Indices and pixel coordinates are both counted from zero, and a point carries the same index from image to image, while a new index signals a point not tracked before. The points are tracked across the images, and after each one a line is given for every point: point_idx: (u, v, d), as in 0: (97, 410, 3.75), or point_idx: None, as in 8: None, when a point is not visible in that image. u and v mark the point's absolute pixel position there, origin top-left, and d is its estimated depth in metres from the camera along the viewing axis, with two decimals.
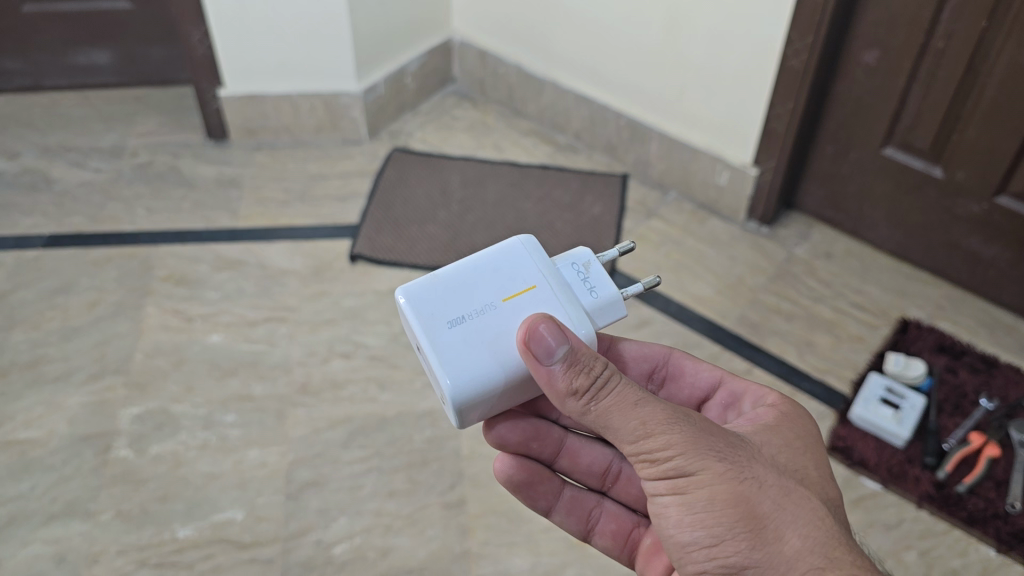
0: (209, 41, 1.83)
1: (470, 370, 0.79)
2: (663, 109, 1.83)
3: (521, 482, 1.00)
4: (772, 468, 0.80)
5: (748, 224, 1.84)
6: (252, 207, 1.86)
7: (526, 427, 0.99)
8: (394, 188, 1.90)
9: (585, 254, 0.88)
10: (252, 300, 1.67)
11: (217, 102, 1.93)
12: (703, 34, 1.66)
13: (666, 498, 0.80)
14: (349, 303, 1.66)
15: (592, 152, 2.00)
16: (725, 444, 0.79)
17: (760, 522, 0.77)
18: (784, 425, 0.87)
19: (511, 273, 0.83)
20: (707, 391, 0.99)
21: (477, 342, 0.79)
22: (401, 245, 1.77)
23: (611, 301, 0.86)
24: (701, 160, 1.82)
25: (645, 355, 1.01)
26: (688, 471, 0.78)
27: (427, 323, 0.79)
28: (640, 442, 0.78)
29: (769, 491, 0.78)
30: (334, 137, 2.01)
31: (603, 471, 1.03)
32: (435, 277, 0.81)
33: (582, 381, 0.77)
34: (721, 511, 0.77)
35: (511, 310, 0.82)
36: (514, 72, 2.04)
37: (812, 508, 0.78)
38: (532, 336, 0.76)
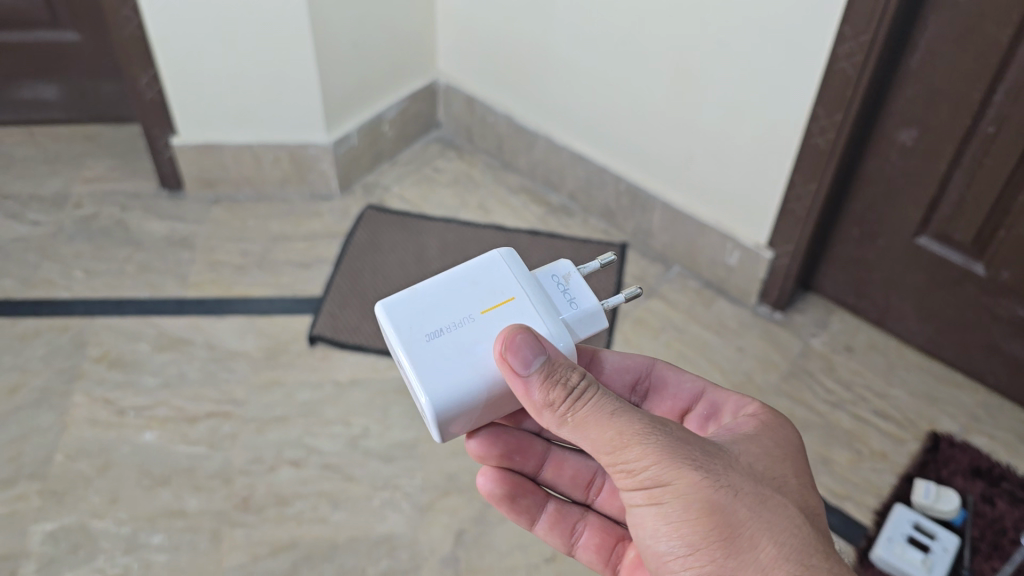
0: (160, 86, 1.63)
1: (449, 384, 0.76)
2: (668, 177, 1.63)
3: (502, 496, 0.94)
4: (752, 477, 0.75)
5: (759, 308, 1.64)
6: (203, 273, 1.66)
7: (506, 438, 0.94)
8: (363, 254, 1.69)
9: (565, 266, 0.85)
10: (194, 388, 1.47)
11: (169, 149, 1.73)
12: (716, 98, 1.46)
13: (644, 508, 0.75)
14: (303, 398, 1.46)
15: (587, 215, 1.80)
16: (703, 451, 0.75)
17: (738, 532, 0.72)
18: (768, 432, 0.82)
19: (491, 286, 0.81)
20: (689, 402, 0.94)
21: (456, 354, 0.76)
22: (368, 325, 1.57)
23: (592, 313, 0.83)
24: (709, 236, 1.62)
25: (627, 367, 0.95)
26: (663, 481, 0.73)
27: (405, 336, 0.77)
28: (615, 452, 0.74)
29: (749, 501, 0.73)
30: (300, 191, 1.81)
31: (587, 481, 0.98)
32: (414, 292, 0.79)
33: (558, 392, 0.73)
34: (697, 522, 0.72)
35: (490, 323, 0.79)
36: (504, 123, 1.83)
37: (791, 518, 0.73)
38: (507, 349, 0.73)
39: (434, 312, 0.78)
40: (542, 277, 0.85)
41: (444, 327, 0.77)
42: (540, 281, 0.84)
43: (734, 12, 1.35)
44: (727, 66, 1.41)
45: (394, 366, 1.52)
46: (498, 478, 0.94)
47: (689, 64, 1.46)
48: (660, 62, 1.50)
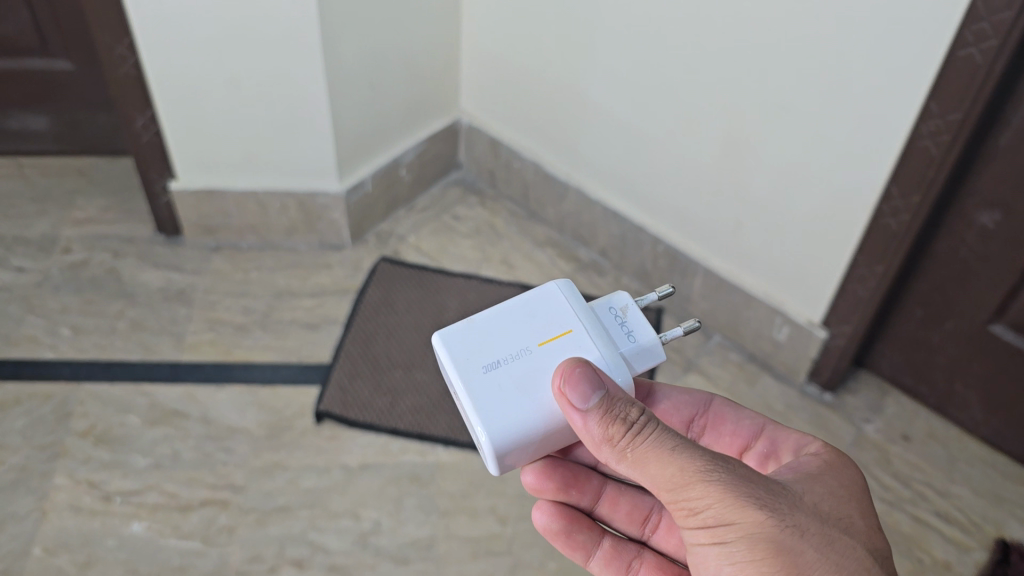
0: (157, 129, 1.48)
1: (506, 417, 0.77)
2: (712, 242, 1.48)
3: (558, 532, 0.95)
4: (815, 517, 0.74)
5: (807, 387, 1.50)
6: (202, 333, 1.52)
7: (564, 472, 0.95)
8: (376, 315, 1.55)
9: (622, 299, 0.86)
10: (188, 471, 1.34)
11: (167, 193, 1.58)
12: (771, 165, 1.31)
13: (706, 548, 0.74)
14: (307, 485, 1.33)
15: (619, 273, 1.66)
16: (766, 490, 0.74)
17: (801, 571, 0.70)
18: (831, 471, 0.80)
19: (547, 318, 0.82)
20: (748, 439, 0.93)
21: (513, 387, 0.77)
22: (380, 399, 1.43)
23: (648, 346, 0.84)
24: (756, 309, 1.47)
25: (685, 404, 0.97)
26: (726, 519, 0.72)
27: (462, 368, 0.77)
28: (676, 490, 0.73)
29: (811, 540, 0.72)
30: (308, 239, 1.67)
31: (643, 517, 0.98)
32: (472, 323, 0.80)
33: (618, 427, 0.73)
34: (759, 560, 0.71)
35: (546, 356, 0.80)
36: (531, 170, 1.69)
37: (854, 559, 0.72)
38: (567, 382, 0.74)
39: (492, 344, 0.79)
40: (599, 308, 0.85)
41: (501, 359, 0.78)
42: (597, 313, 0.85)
43: (800, 75, 1.19)
44: (787, 133, 1.26)
45: (408, 449, 1.38)
46: (555, 513, 0.96)
47: (743, 126, 1.31)
48: (709, 121, 1.34)
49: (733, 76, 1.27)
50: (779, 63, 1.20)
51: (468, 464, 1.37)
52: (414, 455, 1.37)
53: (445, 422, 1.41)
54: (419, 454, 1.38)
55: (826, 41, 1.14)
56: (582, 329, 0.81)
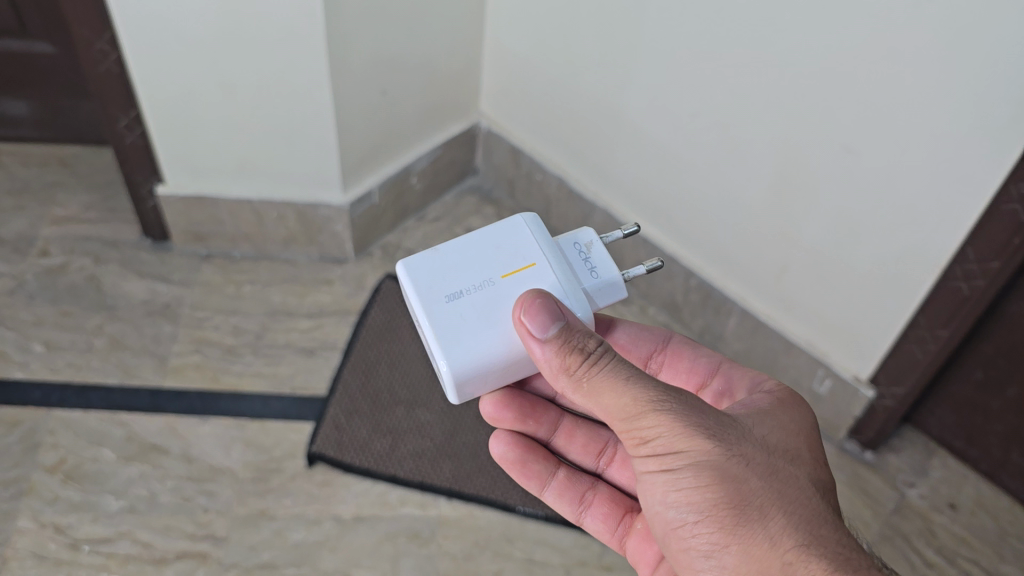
0: (144, 131, 1.34)
1: (467, 345, 0.77)
2: (752, 281, 1.33)
3: (515, 462, 1.02)
4: (762, 449, 0.75)
5: (845, 443, 1.37)
6: (187, 355, 1.39)
7: (521, 405, 1.01)
8: (379, 342, 1.42)
9: (587, 236, 0.86)
10: (165, 517, 1.22)
11: (154, 197, 1.45)
12: (830, 208, 1.15)
13: (655, 474, 0.75)
14: (295, 539, 1.21)
15: (645, 302, 1.53)
16: (716, 421, 0.74)
17: (746, 500, 0.72)
18: (783, 408, 0.80)
19: (511, 251, 0.82)
20: (702, 375, 0.95)
21: (476, 316, 0.78)
22: (378, 441, 1.30)
23: (610, 282, 0.84)
24: (796, 357, 1.33)
25: (644, 339, 0.99)
26: (676, 448, 0.73)
27: (426, 296, 0.78)
28: (629, 419, 0.73)
29: (757, 470, 0.73)
30: (307, 251, 1.53)
31: (596, 450, 1.06)
32: (437, 251, 0.80)
33: (575, 357, 0.73)
34: (706, 489, 0.72)
35: (509, 288, 0.80)
36: (554, 185, 1.54)
37: (797, 489, 0.74)
38: (526, 312, 0.74)
39: (456, 274, 0.79)
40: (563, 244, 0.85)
41: (464, 289, 0.79)
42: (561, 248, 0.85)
43: (877, 116, 1.03)
44: (854, 176, 1.10)
45: (407, 500, 1.26)
46: (513, 443, 1.02)
47: (802, 163, 1.15)
48: (763, 154, 1.19)
49: (798, 108, 1.10)
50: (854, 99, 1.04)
51: (472, 519, 1.25)
52: (414, 507, 1.25)
53: (449, 470, 1.28)
54: (419, 507, 1.26)
55: (915, 82, 0.97)
56: (545, 263, 0.81)
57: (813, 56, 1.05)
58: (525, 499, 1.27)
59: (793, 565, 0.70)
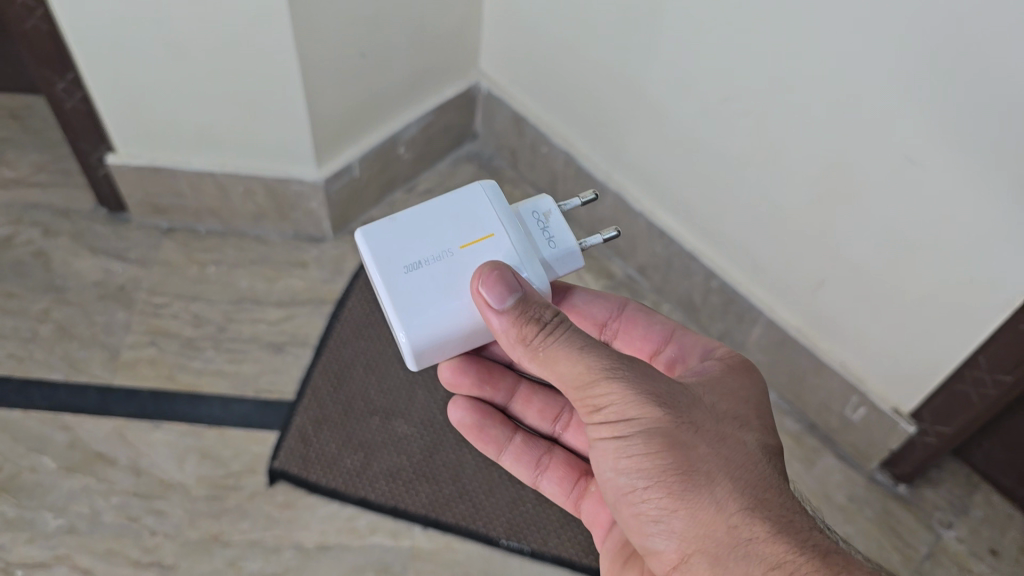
0: (84, 96, 1.16)
1: (429, 319, 0.70)
2: (782, 289, 1.15)
3: (473, 427, 0.94)
4: (710, 417, 0.69)
5: (877, 474, 1.21)
6: (141, 347, 1.25)
7: (478, 370, 0.93)
8: (355, 339, 1.26)
9: (545, 204, 0.77)
10: (107, 540, 1.10)
11: (104, 167, 1.28)
12: (883, 221, 0.95)
13: (605, 443, 0.68)
14: (250, 570, 1.09)
15: (658, 297, 1.36)
16: (667, 386, 0.68)
17: (694, 467, 0.65)
18: (734, 376, 0.75)
19: (471, 220, 0.73)
20: (657, 344, 0.87)
21: (436, 288, 0.70)
22: (349, 457, 1.17)
23: (569, 253, 0.76)
24: (828, 380, 1.16)
25: (597, 306, 0.89)
26: (626, 414, 0.66)
27: (384, 267, 0.70)
28: (582, 386, 0.67)
29: (707, 437, 0.67)
30: (280, 228, 1.36)
31: (553, 415, 0.96)
32: (394, 219, 0.72)
33: (530, 326, 0.67)
34: (655, 457, 0.65)
35: (469, 260, 0.72)
36: (562, 160, 1.35)
37: (746, 457, 0.67)
38: (481, 279, 0.67)
39: (416, 244, 0.71)
40: (522, 213, 0.76)
41: (424, 260, 0.71)
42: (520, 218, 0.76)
43: (963, 130, 0.81)
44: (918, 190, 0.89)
45: (378, 527, 1.13)
46: (471, 407, 0.94)
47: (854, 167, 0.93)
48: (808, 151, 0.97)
49: (856, 103, 0.88)
50: (931, 101, 0.82)
51: (450, 552, 1.12)
52: (385, 536, 1.12)
53: (426, 494, 1.15)
54: (390, 536, 1.13)
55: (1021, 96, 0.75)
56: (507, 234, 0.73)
57: (885, 43, 0.82)
58: (510, 531, 1.13)
59: (737, 529, 0.64)
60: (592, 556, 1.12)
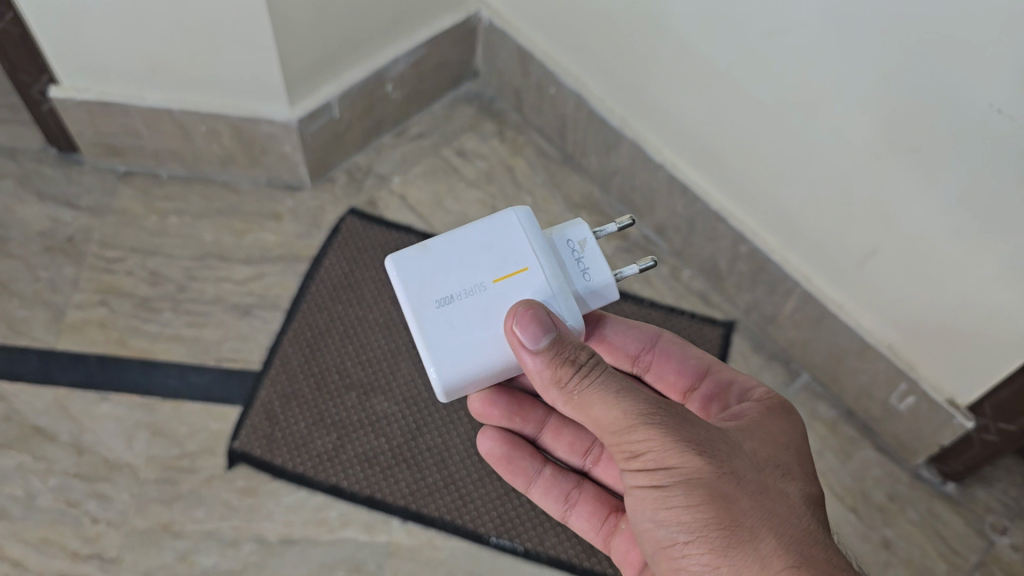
0: (15, 17, 0.98)
1: (461, 356, 0.65)
2: (822, 259, 0.99)
3: (502, 459, 0.85)
4: (754, 465, 0.62)
5: (921, 470, 1.06)
6: (89, 307, 1.10)
7: (509, 400, 0.84)
8: (332, 301, 1.11)
9: (580, 231, 0.69)
10: (42, 528, 0.97)
11: (48, 100, 1.11)
12: (940, 219, 0.82)
13: (642, 492, 0.62)
14: (204, 566, 0.96)
15: (678, 261, 1.20)
16: (707, 433, 0.62)
17: (737, 521, 0.59)
18: (777, 418, 0.68)
19: (503, 250, 0.66)
20: (692, 381, 0.80)
21: (468, 327, 0.65)
22: (320, 438, 1.03)
23: (605, 288, 0.68)
24: (873, 364, 1.00)
25: (632, 337, 0.83)
26: (664, 464, 0.60)
27: (415, 304, 0.65)
28: (618, 432, 0.61)
29: (751, 488, 0.61)
30: (251, 174, 1.20)
31: (585, 449, 0.85)
32: (426, 247, 0.66)
33: (564, 368, 0.62)
34: (694, 510, 0.60)
35: (502, 297, 0.65)
36: (572, 103, 1.18)
37: (792, 510, 0.61)
38: (515, 318, 0.62)
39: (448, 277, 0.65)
40: (555, 241, 0.68)
41: (456, 295, 0.65)
42: (554, 246, 0.68)
43: None
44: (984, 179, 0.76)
45: (350, 520, 1.00)
46: (502, 437, 0.85)
47: (908, 146, 0.80)
48: (856, 110, 0.82)
49: (924, 56, 0.73)
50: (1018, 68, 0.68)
51: (432, 550, 0.98)
52: (359, 530, 0.99)
53: (406, 482, 1.01)
54: (365, 530, 0.99)
55: None
56: (542, 268, 0.66)
57: None
58: (501, 528, 1.00)
59: None
60: (593, 558, 0.98)
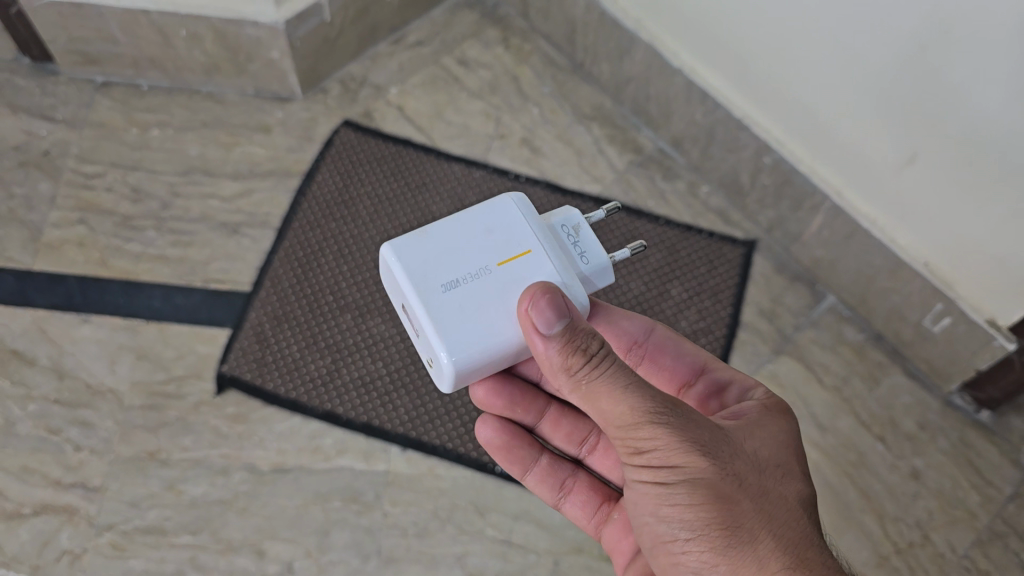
0: None
1: (475, 340, 0.57)
2: (852, 170, 0.90)
3: (500, 448, 0.76)
4: (755, 466, 0.56)
5: (954, 397, 0.99)
6: (68, 225, 1.03)
7: (512, 389, 0.74)
8: (325, 218, 1.05)
9: (572, 216, 0.63)
10: (23, 456, 0.92)
11: (16, 4, 1.01)
12: (983, 124, 0.74)
13: (642, 487, 0.55)
14: (192, 496, 0.91)
15: (696, 175, 1.12)
16: (713, 433, 0.55)
17: (738, 523, 0.53)
18: (780, 417, 0.62)
19: (502, 233, 0.60)
20: (689, 377, 0.70)
21: (480, 310, 0.57)
22: (314, 362, 0.97)
23: (605, 272, 0.62)
24: (907, 286, 0.93)
25: (621, 329, 0.71)
26: (667, 461, 0.53)
27: (420, 290, 0.57)
28: (621, 427, 0.54)
29: (753, 490, 0.55)
30: (237, 84, 1.12)
31: (582, 439, 0.77)
32: (423, 233, 0.59)
33: (576, 356, 0.53)
34: (696, 510, 0.53)
35: (512, 280, 0.58)
36: (583, 5, 1.09)
37: (793, 514, 0.55)
38: (530, 300, 0.54)
39: (452, 261, 0.58)
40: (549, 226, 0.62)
41: (462, 278, 0.58)
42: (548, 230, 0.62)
43: None
44: None
45: (347, 447, 0.94)
46: (500, 426, 0.76)
47: (957, 38, 0.71)
48: None
49: None
50: None
51: (433, 480, 0.94)
52: (356, 458, 0.94)
53: (405, 407, 0.96)
54: (362, 459, 0.94)
55: None
56: (546, 251, 0.60)
57: None
58: None
59: None
60: None
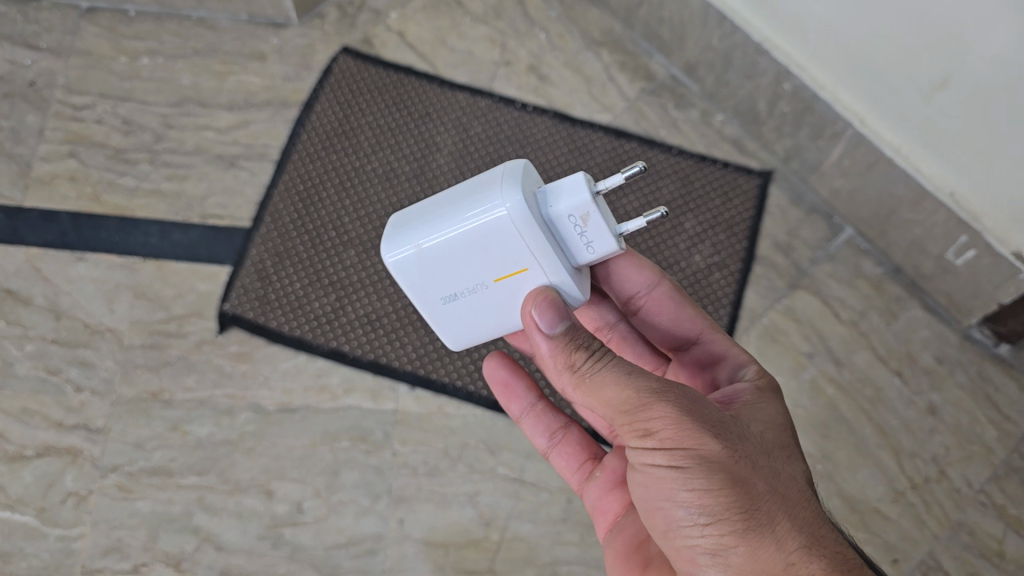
0: None
1: (481, 329, 0.60)
2: (877, 96, 0.86)
3: (501, 385, 0.71)
4: (762, 447, 0.51)
5: (974, 330, 0.97)
6: (59, 159, 0.99)
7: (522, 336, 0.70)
8: (324, 151, 1.01)
9: (581, 201, 0.52)
10: (23, 397, 0.90)
11: None
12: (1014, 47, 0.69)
13: (651, 476, 0.50)
14: (198, 437, 0.90)
15: (710, 104, 1.08)
16: (721, 415, 0.50)
17: (754, 506, 0.48)
18: (780, 399, 0.57)
19: (500, 246, 0.53)
20: (680, 344, 0.66)
21: (480, 314, 0.59)
22: (318, 298, 0.94)
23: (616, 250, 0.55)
24: (930, 218, 0.90)
25: (620, 276, 0.67)
26: (682, 442, 0.48)
27: (422, 298, 0.58)
28: (627, 412, 0.50)
29: (765, 471, 0.50)
30: (229, 8, 1.06)
31: None
32: (419, 248, 0.54)
33: (578, 352, 0.52)
34: (715, 494, 0.48)
35: (508, 292, 0.56)
36: None
37: (801, 493, 0.50)
38: (532, 303, 0.53)
39: (451, 275, 0.56)
40: (553, 218, 0.53)
41: (462, 292, 0.57)
42: (552, 221, 0.53)
43: None
44: None
45: (354, 386, 0.92)
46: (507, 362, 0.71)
47: None
48: None
49: None
50: None
51: (443, 419, 0.92)
52: (363, 398, 0.92)
53: (413, 343, 0.93)
54: (369, 398, 0.92)
55: None
56: (544, 268, 0.54)
57: None
58: None
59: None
60: None
